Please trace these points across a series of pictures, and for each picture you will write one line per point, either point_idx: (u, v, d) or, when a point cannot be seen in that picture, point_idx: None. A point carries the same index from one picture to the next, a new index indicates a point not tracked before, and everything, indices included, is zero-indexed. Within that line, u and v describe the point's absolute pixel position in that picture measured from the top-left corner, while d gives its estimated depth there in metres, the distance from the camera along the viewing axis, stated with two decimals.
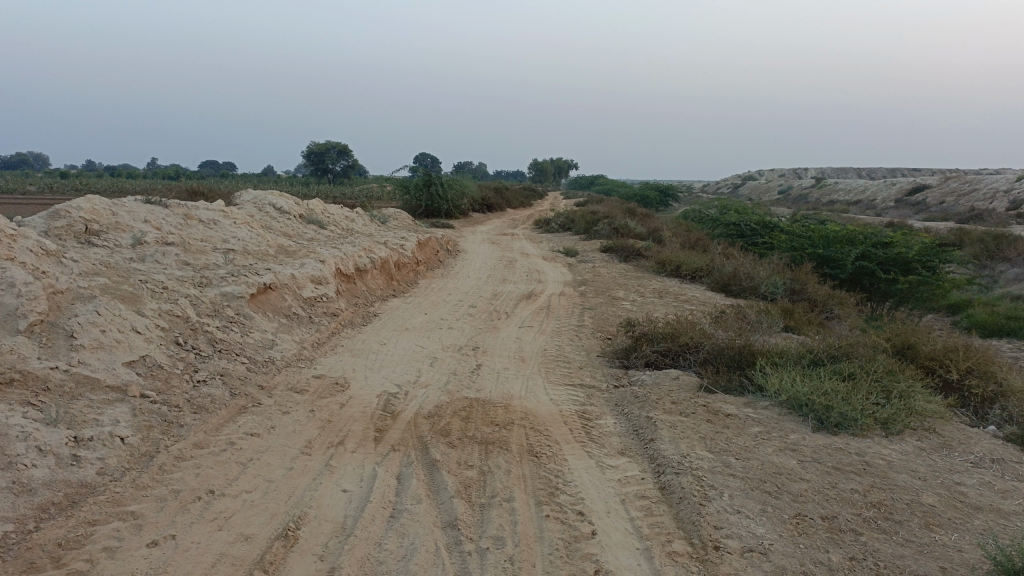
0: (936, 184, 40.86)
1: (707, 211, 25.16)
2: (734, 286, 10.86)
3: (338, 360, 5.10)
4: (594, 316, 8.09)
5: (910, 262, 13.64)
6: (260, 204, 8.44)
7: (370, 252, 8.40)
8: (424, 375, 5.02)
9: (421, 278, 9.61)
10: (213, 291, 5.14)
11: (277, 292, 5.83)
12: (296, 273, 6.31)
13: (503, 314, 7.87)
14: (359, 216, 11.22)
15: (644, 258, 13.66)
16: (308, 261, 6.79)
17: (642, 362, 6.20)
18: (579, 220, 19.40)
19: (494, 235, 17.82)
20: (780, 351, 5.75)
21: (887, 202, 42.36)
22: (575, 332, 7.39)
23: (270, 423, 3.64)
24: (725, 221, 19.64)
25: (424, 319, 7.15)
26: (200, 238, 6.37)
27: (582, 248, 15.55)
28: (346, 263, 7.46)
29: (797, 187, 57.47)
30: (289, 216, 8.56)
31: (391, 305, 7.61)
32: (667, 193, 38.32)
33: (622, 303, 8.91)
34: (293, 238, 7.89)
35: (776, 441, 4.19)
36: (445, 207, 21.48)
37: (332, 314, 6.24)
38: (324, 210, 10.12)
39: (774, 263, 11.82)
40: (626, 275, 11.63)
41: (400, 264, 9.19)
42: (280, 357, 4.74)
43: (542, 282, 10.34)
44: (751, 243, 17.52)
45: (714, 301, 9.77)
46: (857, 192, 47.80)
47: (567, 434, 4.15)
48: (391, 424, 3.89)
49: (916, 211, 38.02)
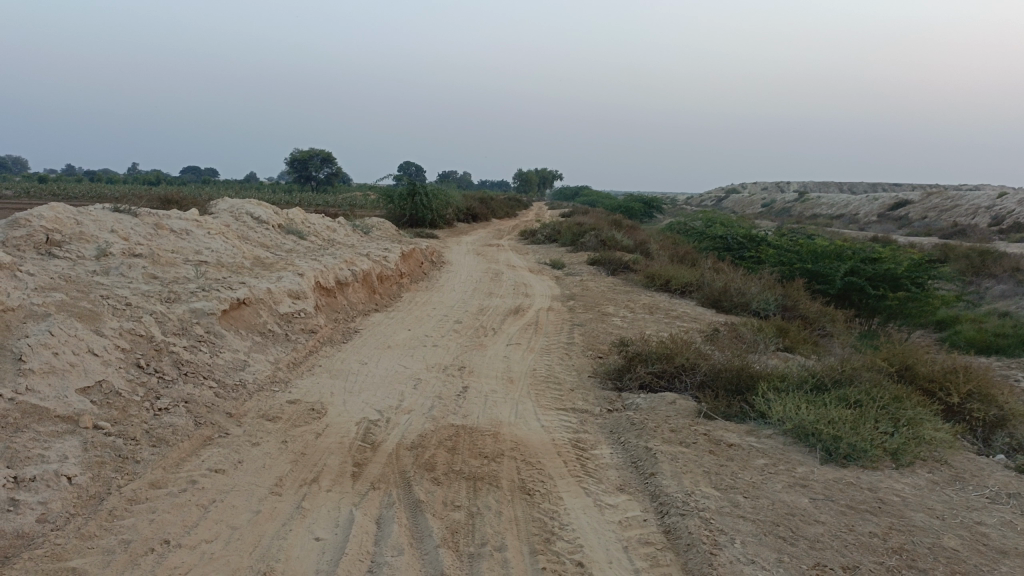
0: (918, 199, 41.06)
1: (693, 224, 25.02)
2: (725, 302, 10.63)
3: (316, 382, 4.78)
4: (583, 333, 7.81)
5: (899, 278, 13.49)
6: (237, 213, 8.11)
7: (352, 264, 8.08)
8: (408, 400, 4.71)
9: (405, 291, 9.30)
10: (182, 307, 4.81)
11: (252, 308, 5.50)
12: (273, 287, 5.98)
13: (490, 331, 7.57)
14: (341, 226, 10.90)
15: (632, 272, 13.42)
16: (286, 274, 6.46)
17: (636, 384, 5.92)
18: (565, 231, 19.17)
19: (480, 246, 17.54)
20: (781, 375, 5.50)
21: (870, 216, 42.51)
22: (564, 350, 7.10)
23: (237, 458, 3.31)
24: (711, 234, 19.47)
25: (407, 336, 6.83)
26: (171, 250, 6.03)
27: (569, 261, 15.30)
28: (326, 276, 7.13)
29: (780, 201, 57.68)
30: (267, 226, 8.23)
31: (373, 320, 7.28)
32: (652, 205, 38.21)
33: (612, 319, 8.64)
34: (271, 249, 7.56)
35: (784, 477, 3.91)
36: (429, 216, 21.18)
37: (310, 331, 5.91)
38: (304, 220, 9.79)
39: (764, 279, 11.61)
40: (614, 289, 11.37)
41: (383, 276, 8.88)
42: (252, 381, 4.41)
43: (530, 296, 10.06)
44: (739, 257, 17.35)
45: (705, 317, 9.53)
46: (840, 206, 48.01)
47: (562, 467, 3.84)
48: (370, 457, 3.57)
49: (899, 226, 38.17)
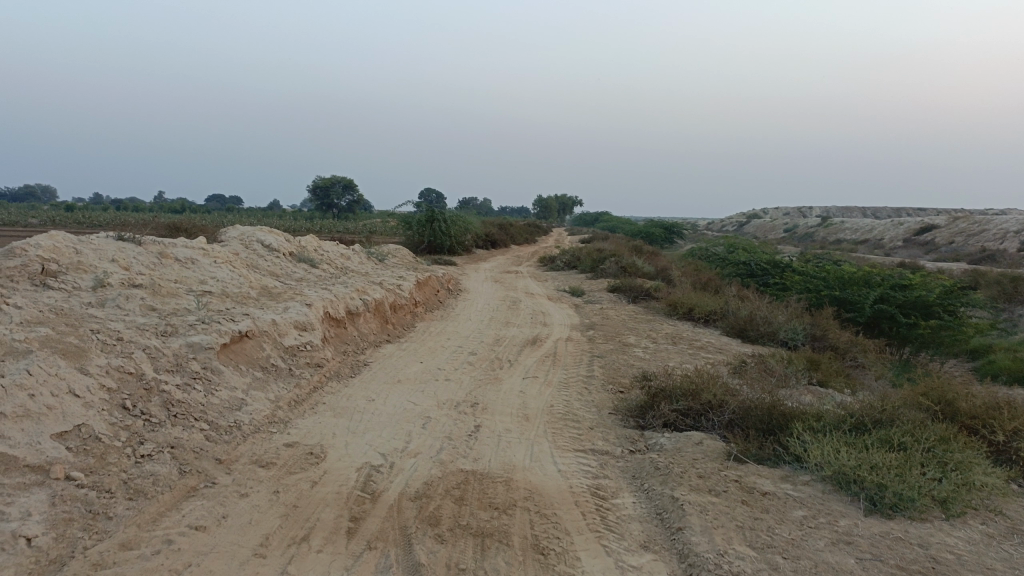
0: (944, 224, 40.35)
1: (715, 250, 24.60)
2: (751, 331, 10.24)
3: (318, 422, 4.49)
4: (604, 366, 7.46)
5: (931, 305, 13.02)
6: (247, 241, 7.90)
7: (364, 293, 7.83)
8: (415, 441, 4.40)
9: (419, 320, 9.03)
10: (179, 341, 4.56)
11: (254, 341, 5.23)
12: (278, 319, 5.73)
13: (506, 363, 7.25)
14: (356, 253, 10.68)
15: (654, 300, 13.07)
16: (293, 304, 6.21)
17: (660, 422, 5.56)
18: (585, 257, 18.86)
19: (499, 273, 17.28)
20: (816, 413, 5.13)
21: (895, 241, 41.82)
22: (584, 385, 6.76)
23: (222, 513, 3.02)
24: (734, 260, 19.07)
25: (419, 369, 6.53)
26: (174, 280, 5.80)
27: (589, 288, 14.99)
28: (336, 306, 6.87)
29: (803, 226, 57.03)
30: (278, 254, 8.01)
31: (384, 352, 7.00)
32: (673, 231, 37.81)
33: (633, 350, 8.29)
34: (280, 278, 7.32)
35: (826, 532, 3.54)
36: (448, 243, 20.99)
37: (316, 364, 5.63)
38: (317, 247, 9.58)
39: (791, 307, 11.21)
40: (635, 318, 11.03)
41: (397, 305, 8.62)
42: (247, 422, 4.13)
43: (548, 325, 9.74)
44: (763, 283, 16.94)
45: (731, 348, 9.14)
46: (864, 231, 47.31)
47: (580, 520, 3.50)
48: (369, 510, 3.26)
49: (926, 251, 37.42)
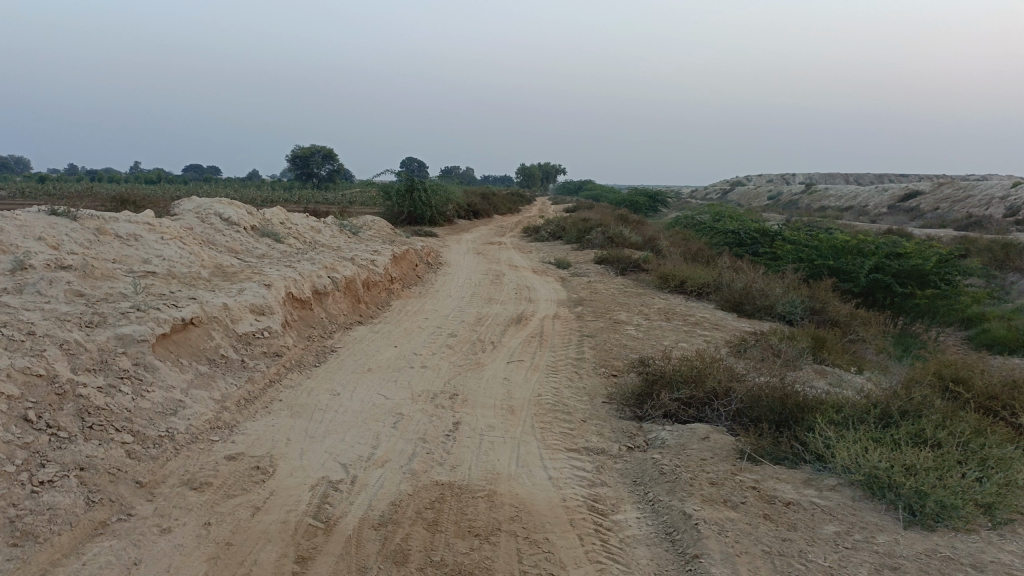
0: (929, 190, 40.04)
1: (700, 218, 24.03)
2: (746, 305, 9.70)
3: (270, 426, 3.87)
4: (594, 347, 6.89)
5: (927, 274, 12.56)
6: (203, 214, 7.21)
7: (333, 270, 7.19)
8: (383, 446, 3.80)
9: (395, 298, 8.41)
10: (106, 333, 3.92)
11: (201, 329, 4.60)
12: (230, 302, 5.08)
13: (489, 345, 6.66)
14: (328, 226, 9.99)
15: (643, 272, 12.49)
16: (250, 285, 5.57)
17: (660, 413, 5.00)
18: (570, 227, 18.23)
19: (482, 245, 16.64)
20: (835, 403, 4.58)
21: (880, 208, 41.49)
22: (574, 369, 6.20)
23: (132, 561, 2.42)
24: (723, 228, 18.53)
25: (393, 354, 5.91)
26: (111, 261, 5.14)
27: (575, 259, 14.41)
28: (301, 286, 6.23)
29: (787, 193, 56.58)
30: (238, 229, 7.33)
31: (354, 335, 6.37)
32: (658, 199, 37.21)
33: (626, 328, 7.72)
34: (239, 255, 6.66)
35: (866, 555, 3.01)
36: (429, 213, 20.27)
37: (275, 353, 5.01)
38: (284, 220, 8.89)
39: (787, 278, 10.67)
40: (625, 291, 10.46)
41: (371, 282, 7.99)
42: (183, 429, 3.51)
43: (533, 301, 9.16)
44: (753, 253, 16.43)
45: (727, 325, 8.60)
46: (848, 197, 46.94)
47: (578, 547, 2.94)
48: (321, 544, 2.67)
49: (911, 218, 37.09)
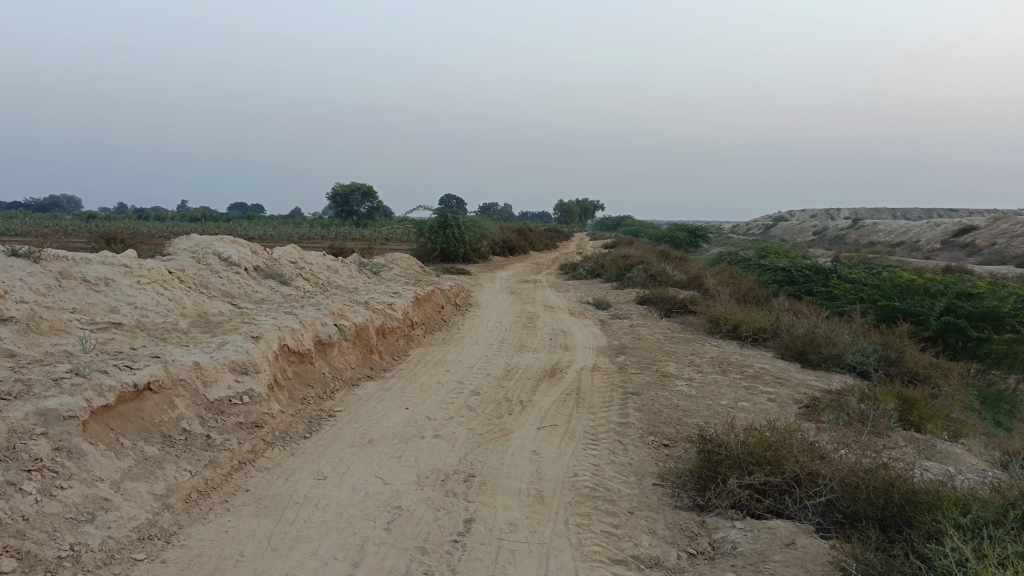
0: (985, 225, 38.20)
1: (745, 255, 22.86)
2: (810, 354, 8.62)
3: (222, 533, 2.98)
4: (641, 408, 5.90)
5: (1005, 318, 11.30)
6: (198, 254, 6.45)
7: (342, 316, 6.35)
8: (367, 564, 2.87)
9: (415, 346, 7.55)
10: (24, 406, 3.09)
11: (158, 398, 3.76)
12: (203, 361, 4.24)
13: (518, 405, 5.73)
14: (346, 265, 9.21)
15: (690, 314, 11.46)
16: (235, 337, 4.74)
17: (727, 503, 4.00)
18: (610, 265, 17.26)
19: (516, 283, 15.77)
20: (959, 500, 3.53)
21: (933, 243, 39.72)
22: (617, 437, 5.23)
23: None
24: (772, 266, 17.40)
25: (402, 420, 4.99)
26: (67, 311, 4.35)
27: (615, 300, 13.45)
28: (300, 337, 5.39)
29: (832, 228, 54.88)
30: (238, 270, 6.55)
31: (360, 395, 5.47)
32: (699, 235, 36.09)
33: (676, 384, 6.72)
34: (233, 301, 5.86)
35: None
36: (463, 250, 19.52)
37: (254, 423, 4.13)
38: (297, 259, 8.14)
39: (854, 323, 9.57)
40: (670, 337, 9.46)
41: (388, 329, 7.15)
42: (97, 547, 2.64)
43: (570, 348, 8.22)
44: (806, 292, 15.27)
45: (791, 380, 7.54)
46: (898, 232, 45.19)
47: None
48: None
49: (967, 254, 35.31)
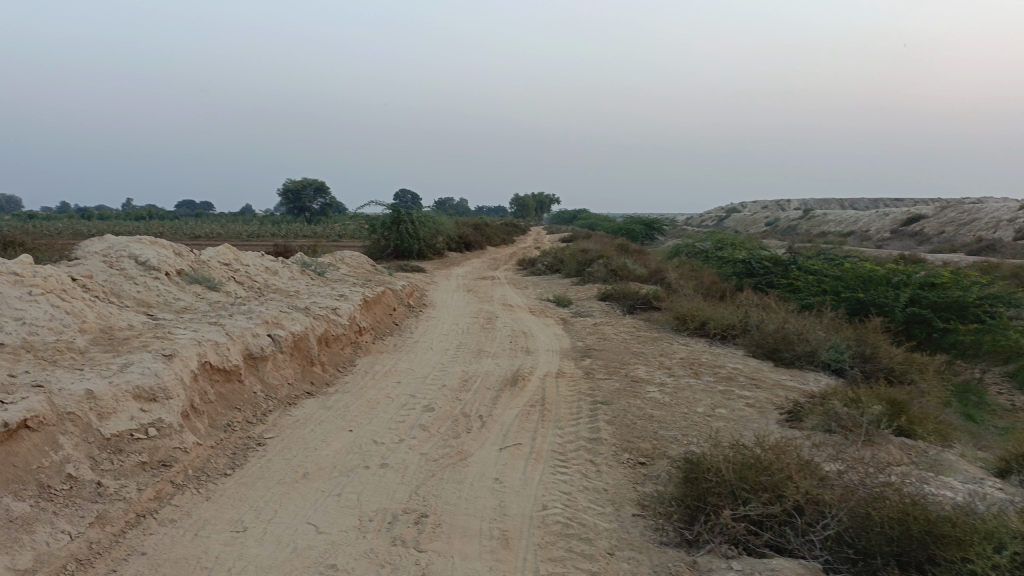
0: (932, 214, 38.71)
1: (702, 247, 22.59)
2: (784, 351, 8.18)
3: None
4: (612, 420, 5.34)
5: (969, 307, 11.06)
6: (111, 258, 5.71)
7: (279, 324, 5.67)
8: None
9: (363, 353, 6.90)
10: None
11: (36, 437, 3.06)
12: (100, 388, 3.54)
13: (477, 422, 5.12)
14: (287, 267, 8.48)
15: (655, 311, 10.98)
16: (145, 357, 4.04)
17: (720, 538, 3.45)
18: (569, 260, 16.74)
19: (473, 280, 15.14)
20: (990, 536, 3.04)
21: (883, 233, 40.17)
22: (588, 457, 4.67)
23: None
24: (732, 257, 17.07)
25: (344, 445, 4.34)
26: None
27: (576, 296, 12.92)
28: (225, 352, 4.70)
29: (785, 219, 55.37)
30: (157, 276, 5.82)
31: (297, 416, 4.80)
32: (655, 227, 35.86)
33: (648, 390, 6.18)
34: (150, 312, 5.13)
35: None
36: (417, 247, 18.82)
37: (160, 462, 3.46)
38: (231, 261, 7.40)
39: (825, 318, 9.18)
40: (637, 336, 8.95)
41: (332, 337, 6.47)
42: None
43: (531, 352, 7.64)
44: (768, 284, 14.95)
45: (767, 381, 7.08)
46: (848, 222, 45.67)
47: None
48: None
49: (917, 242, 35.69)
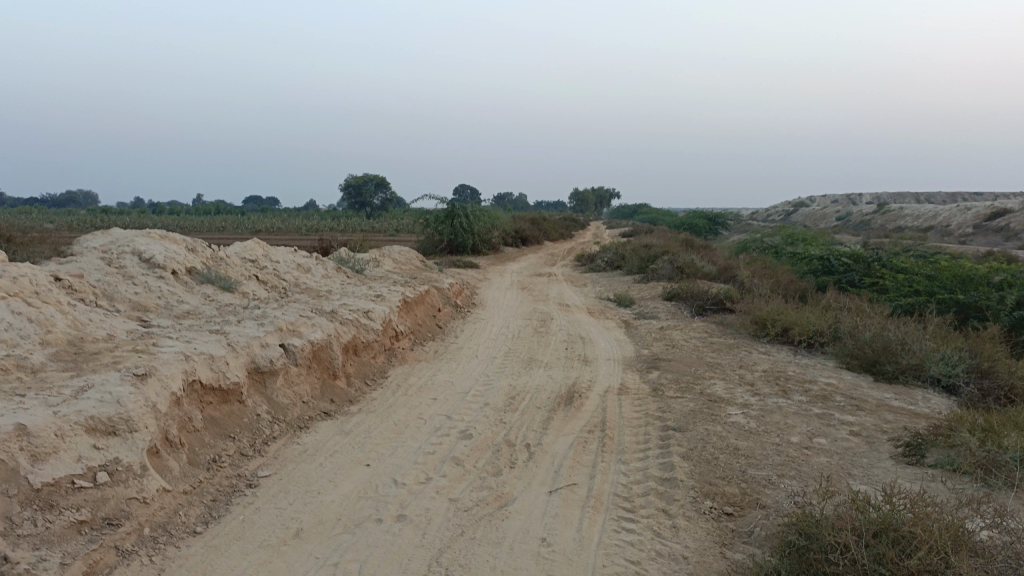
0: (1020, 207, 36.07)
1: (772, 242, 21.21)
2: (884, 364, 7.05)
3: None
4: (689, 453, 4.38)
5: None
6: (111, 254, 5.02)
7: (295, 330, 4.87)
8: None
9: (398, 362, 6.08)
10: None
11: None
12: (40, 420, 2.78)
13: (522, 454, 4.23)
14: (322, 263, 7.73)
15: (727, 313, 9.91)
16: (112, 377, 3.28)
17: None
18: (631, 256, 15.69)
19: (529, 277, 14.25)
20: None
21: (965, 227, 37.67)
22: (661, 505, 3.72)
23: None
24: (807, 253, 15.75)
25: (356, 487, 3.50)
26: None
27: (639, 296, 11.91)
28: (221, 366, 3.91)
29: (856, 213, 52.79)
30: (162, 275, 5.11)
31: (307, 445, 3.99)
32: (719, 222, 34.33)
33: (729, 414, 5.19)
34: (143, 319, 4.40)
35: None
36: (472, 241, 18.04)
37: (107, 519, 2.68)
38: (256, 257, 6.67)
39: (928, 324, 7.98)
40: (710, 343, 7.92)
41: (362, 345, 5.66)
42: None
43: (589, 361, 6.70)
44: (848, 282, 13.64)
45: (869, 401, 5.98)
46: (926, 215, 43.12)
47: None
48: None
49: (1005, 238, 33.21)
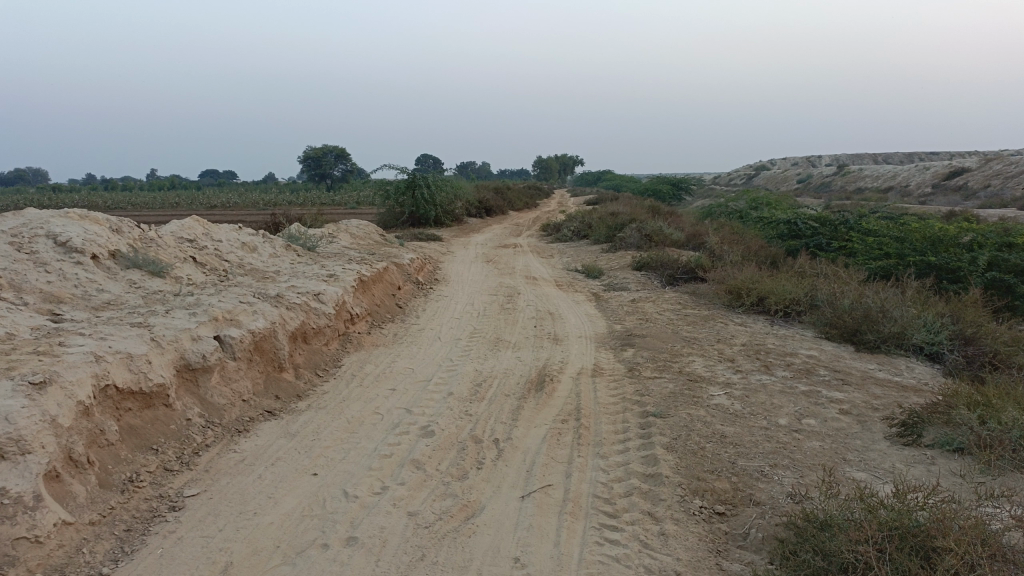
0: (977, 166, 36.40)
1: (737, 206, 20.97)
2: (865, 334, 6.74)
3: None
4: (673, 443, 4.00)
5: None
6: (20, 238, 4.44)
7: (233, 319, 4.36)
8: None
9: (352, 347, 5.60)
10: None
11: None
12: None
13: (489, 452, 3.80)
14: (270, 241, 7.17)
15: (699, 283, 9.56)
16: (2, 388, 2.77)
17: None
18: (597, 224, 15.28)
19: (494, 249, 13.78)
20: None
21: (924, 187, 37.96)
22: (645, 507, 3.33)
23: None
24: (774, 218, 15.47)
25: (299, 503, 3.05)
26: None
27: (607, 266, 11.52)
28: (142, 365, 3.40)
29: (817, 175, 53.03)
30: (81, 260, 4.55)
31: (244, 452, 3.51)
32: (683, 187, 34.10)
33: (712, 395, 4.82)
34: (53, 313, 3.85)
35: None
36: (434, 213, 17.47)
37: None
38: (195, 237, 6.10)
39: (906, 289, 7.70)
40: (683, 316, 7.56)
41: (311, 332, 5.16)
42: None
43: (559, 340, 6.29)
44: (817, 246, 13.39)
45: (855, 374, 5.66)
46: (885, 176, 43.40)
47: None
48: None
49: (963, 198, 33.49)
